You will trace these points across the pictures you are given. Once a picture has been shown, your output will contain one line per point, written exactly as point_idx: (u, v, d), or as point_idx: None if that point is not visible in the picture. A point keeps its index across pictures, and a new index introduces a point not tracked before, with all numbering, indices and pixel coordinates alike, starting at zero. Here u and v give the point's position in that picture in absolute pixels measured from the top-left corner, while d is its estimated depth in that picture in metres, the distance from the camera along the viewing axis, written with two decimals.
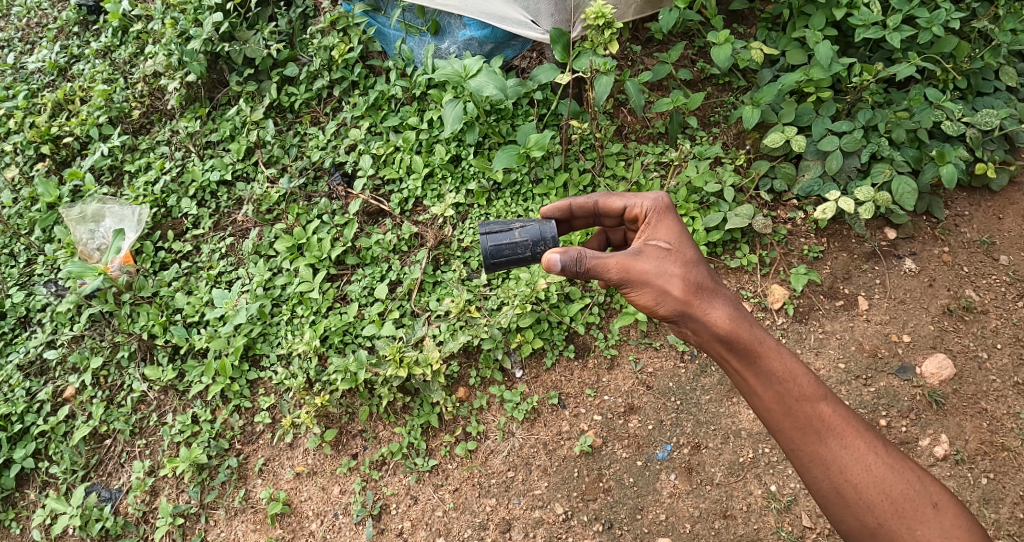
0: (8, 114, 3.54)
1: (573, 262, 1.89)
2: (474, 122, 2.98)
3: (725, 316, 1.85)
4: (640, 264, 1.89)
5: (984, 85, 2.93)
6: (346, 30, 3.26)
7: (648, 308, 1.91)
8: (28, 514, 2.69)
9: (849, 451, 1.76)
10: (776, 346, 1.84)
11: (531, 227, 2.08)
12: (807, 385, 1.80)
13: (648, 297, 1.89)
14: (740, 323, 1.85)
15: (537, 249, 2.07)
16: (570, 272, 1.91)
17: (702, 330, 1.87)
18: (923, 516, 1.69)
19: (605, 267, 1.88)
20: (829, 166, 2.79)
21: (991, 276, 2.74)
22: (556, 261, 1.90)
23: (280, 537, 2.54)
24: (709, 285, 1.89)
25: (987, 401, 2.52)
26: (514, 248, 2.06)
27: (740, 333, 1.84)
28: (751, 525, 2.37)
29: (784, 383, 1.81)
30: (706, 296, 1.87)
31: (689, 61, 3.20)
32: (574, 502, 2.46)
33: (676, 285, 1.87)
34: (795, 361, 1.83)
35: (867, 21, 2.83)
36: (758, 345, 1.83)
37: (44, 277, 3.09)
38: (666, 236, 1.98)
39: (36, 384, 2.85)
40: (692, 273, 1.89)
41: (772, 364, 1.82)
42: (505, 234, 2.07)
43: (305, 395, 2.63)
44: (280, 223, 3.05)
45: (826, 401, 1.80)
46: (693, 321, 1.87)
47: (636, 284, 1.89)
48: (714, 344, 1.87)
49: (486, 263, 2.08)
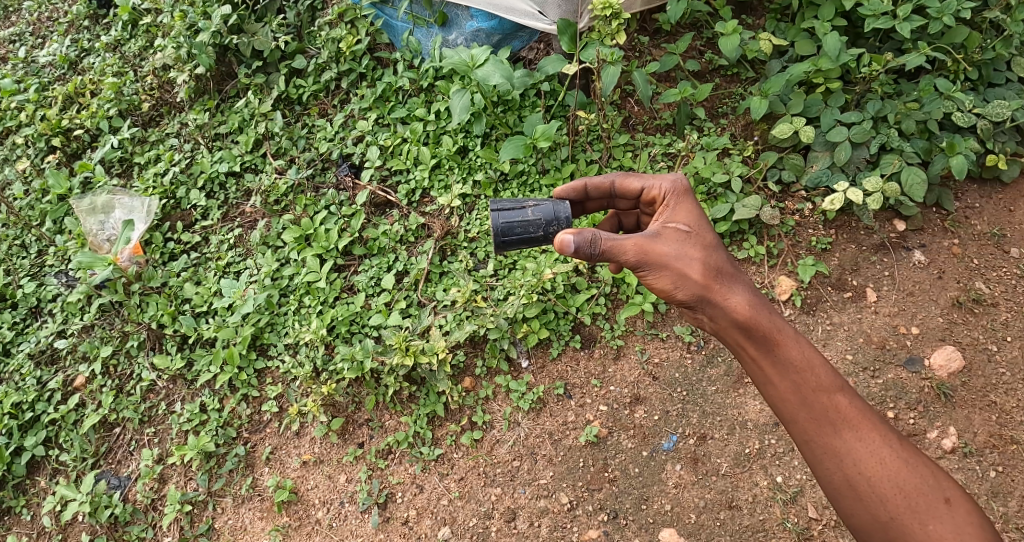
0: (20, 108, 3.58)
1: (587, 244, 1.86)
2: (481, 114, 2.98)
3: (744, 302, 1.84)
4: (659, 246, 1.87)
5: (995, 75, 2.89)
6: (353, 22, 3.27)
7: (665, 293, 1.89)
8: (39, 501, 2.71)
9: (864, 444, 1.74)
10: (794, 335, 1.83)
11: (544, 206, 2.07)
12: (824, 376, 1.79)
13: (667, 281, 1.87)
14: (759, 309, 1.84)
15: (550, 230, 2.06)
16: (584, 254, 1.88)
17: (720, 316, 1.85)
18: (937, 512, 1.67)
19: (621, 249, 1.86)
20: (838, 157, 2.79)
21: (1001, 270, 2.72)
22: (569, 242, 1.87)
23: (287, 525, 2.55)
24: (728, 269, 1.88)
25: (996, 393, 2.51)
26: (526, 226, 2.05)
27: (760, 320, 1.82)
28: (756, 516, 2.36)
29: (801, 373, 1.80)
30: (726, 281, 1.86)
31: (697, 53, 3.18)
32: (579, 492, 2.46)
33: (695, 269, 1.85)
34: (813, 351, 1.82)
35: (876, 11, 2.81)
36: (777, 333, 1.82)
37: (54, 268, 3.13)
38: (685, 219, 1.96)
39: (46, 374, 2.88)
40: (712, 257, 1.88)
41: (791, 353, 1.81)
42: (518, 212, 2.06)
43: (312, 384, 2.66)
44: (288, 213, 3.06)
45: (843, 393, 1.78)
46: (711, 306, 1.85)
47: (655, 267, 1.87)
48: (732, 331, 1.85)
49: (497, 242, 2.07)
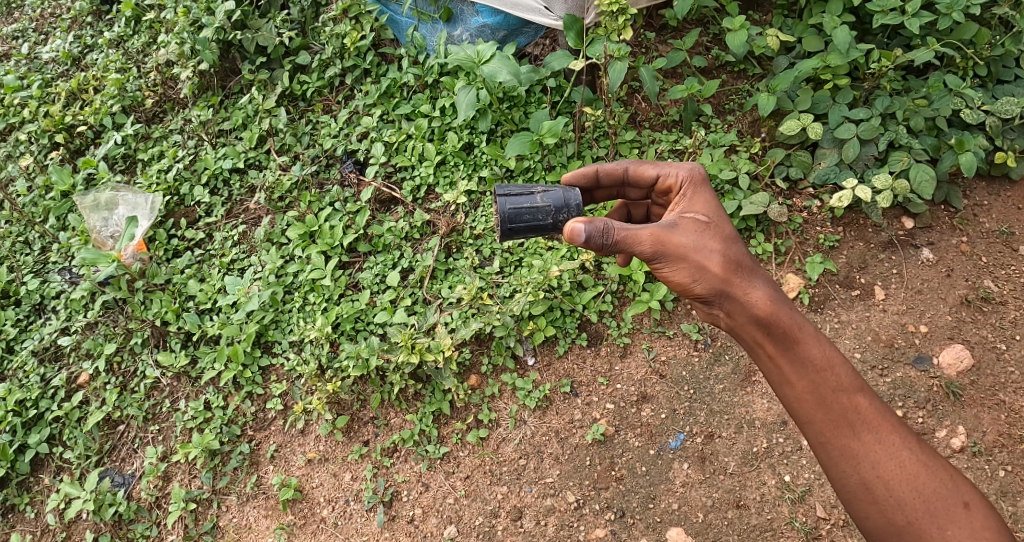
0: (23, 104, 3.56)
1: (600, 233, 1.83)
2: (487, 110, 2.96)
3: (764, 297, 1.81)
4: (677, 237, 1.84)
5: (1004, 72, 2.85)
6: (358, 17, 3.22)
7: (682, 285, 1.87)
8: (43, 499, 2.70)
9: (883, 447, 1.72)
10: (814, 333, 1.81)
11: (554, 193, 2.06)
12: (844, 375, 1.77)
13: (684, 273, 1.85)
14: (779, 305, 1.81)
15: (559, 217, 2.04)
16: (595, 244, 1.85)
17: (738, 312, 1.83)
18: (956, 516, 1.66)
19: (636, 238, 1.83)
20: (846, 154, 2.76)
21: (1010, 268, 2.70)
22: (580, 230, 1.84)
23: (291, 523, 2.54)
24: (747, 263, 1.86)
25: (1005, 393, 2.49)
26: (535, 213, 2.02)
27: (780, 316, 1.80)
28: (764, 515, 2.34)
29: (820, 372, 1.77)
30: (746, 275, 1.84)
31: (703, 48, 3.15)
32: (585, 490, 2.45)
33: (714, 261, 1.83)
34: (833, 350, 1.80)
35: (885, 7, 2.79)
36: (797, 331, 1.80)
37: (58, 264, 3.12)
38: (703, 209, 1.95)
39: (50, 371, 2.87)
40: (731, 250, 1.85)
41: (810, 352, 1.79)
42: (526, 198, 2.04)
43: (316, 381, 2.64)
44: (292, 210, 3.05)
45: (863, 394, 1.76)
46: (730, 300, 1.83)
47: (672, 258, 1.84)
48: (750, 327, 1.83)
49: (503, 228, 2.03)
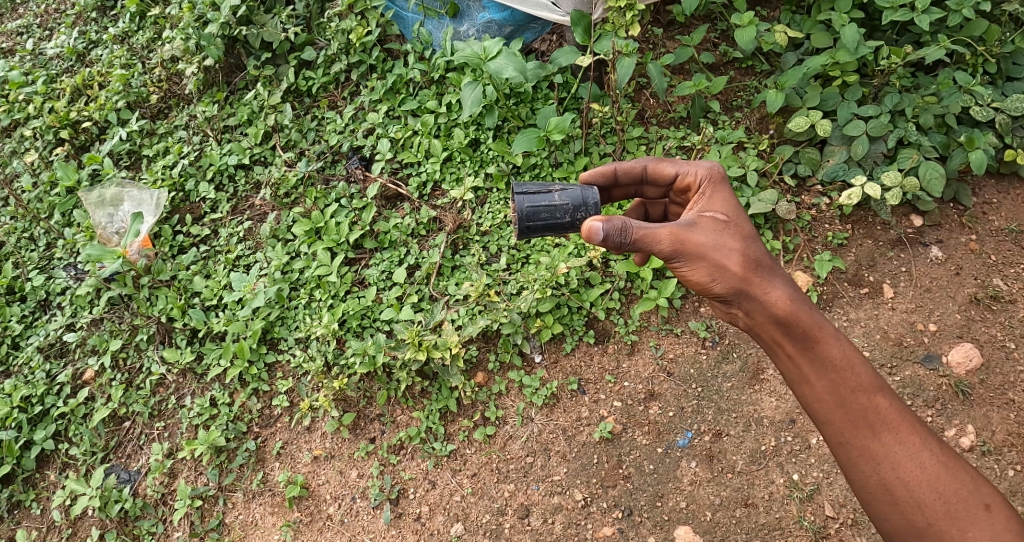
0: (27, 100, 3.55)
1: (617, 232, 1.82)
2: (493, 106, 2.95)
3: (784, 297, 1.80)
4: (696, 236, 1.83)
5: (1015, 69, 2.82)
6: (363, 13, 3.19)
7: (701, 285, 1.85)
8: (48, 495, 2.70)
9: (904, 449, 1.71)
10: (834, 332, 1.79)
11: (571, 191, 2.04)
12: (864, 375, 1.76)
13: (703, 273, 1.83)
14: (799, 304, 1.80)
15: (577, 215, 2.03)
16: (613, 243, 1.83)
17: (757, 311, 1.82)
18: (977, 518, 1.64)
19: (654, 238, 1.82)
20: (855, 151, 2.74)
21: (1019, 266, 2.67)
22: (598, 229, 1.82)
23: (298, 520, 2.53)
24: (767, 262, 1.84)
25: (1015, 392, 2.47)
26: (552, 211, 2.01)
27: (800, 315, 1.78)
28: (772, 514, 2.33)
29: (840, 372, 1.76)
30: (765, 274, 1.82)
31: (711, 45, 3.14)
32: (593, 488, 2.44)
33: (734, 260, 1.81)
34: (853, 350, 1.78)
35: (894, 3, 2.77)
36: (817, 330, 1.78)
37: (63, 261, 3.11)
38: (721, 208, 1.93)
39: (56, 367, 2.86)
40: (750, 248, 1.84)
41: (829, 351, 1.77)
42: (544, 196, 2.03)
43: (322, 379, 2.63)
44: (298, 206, 3.04)
45: (883, 394, 1.75)
46: (749, 299, 1.81)
47: (690, 257, 1.83)
48: (769, 326, 1.81)
49: (521, 226, 2.02)
